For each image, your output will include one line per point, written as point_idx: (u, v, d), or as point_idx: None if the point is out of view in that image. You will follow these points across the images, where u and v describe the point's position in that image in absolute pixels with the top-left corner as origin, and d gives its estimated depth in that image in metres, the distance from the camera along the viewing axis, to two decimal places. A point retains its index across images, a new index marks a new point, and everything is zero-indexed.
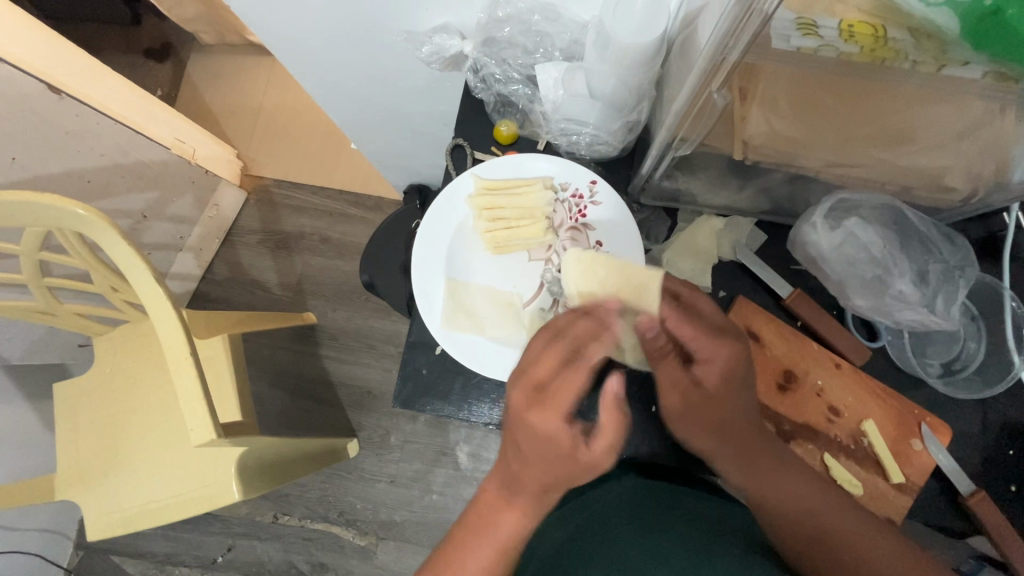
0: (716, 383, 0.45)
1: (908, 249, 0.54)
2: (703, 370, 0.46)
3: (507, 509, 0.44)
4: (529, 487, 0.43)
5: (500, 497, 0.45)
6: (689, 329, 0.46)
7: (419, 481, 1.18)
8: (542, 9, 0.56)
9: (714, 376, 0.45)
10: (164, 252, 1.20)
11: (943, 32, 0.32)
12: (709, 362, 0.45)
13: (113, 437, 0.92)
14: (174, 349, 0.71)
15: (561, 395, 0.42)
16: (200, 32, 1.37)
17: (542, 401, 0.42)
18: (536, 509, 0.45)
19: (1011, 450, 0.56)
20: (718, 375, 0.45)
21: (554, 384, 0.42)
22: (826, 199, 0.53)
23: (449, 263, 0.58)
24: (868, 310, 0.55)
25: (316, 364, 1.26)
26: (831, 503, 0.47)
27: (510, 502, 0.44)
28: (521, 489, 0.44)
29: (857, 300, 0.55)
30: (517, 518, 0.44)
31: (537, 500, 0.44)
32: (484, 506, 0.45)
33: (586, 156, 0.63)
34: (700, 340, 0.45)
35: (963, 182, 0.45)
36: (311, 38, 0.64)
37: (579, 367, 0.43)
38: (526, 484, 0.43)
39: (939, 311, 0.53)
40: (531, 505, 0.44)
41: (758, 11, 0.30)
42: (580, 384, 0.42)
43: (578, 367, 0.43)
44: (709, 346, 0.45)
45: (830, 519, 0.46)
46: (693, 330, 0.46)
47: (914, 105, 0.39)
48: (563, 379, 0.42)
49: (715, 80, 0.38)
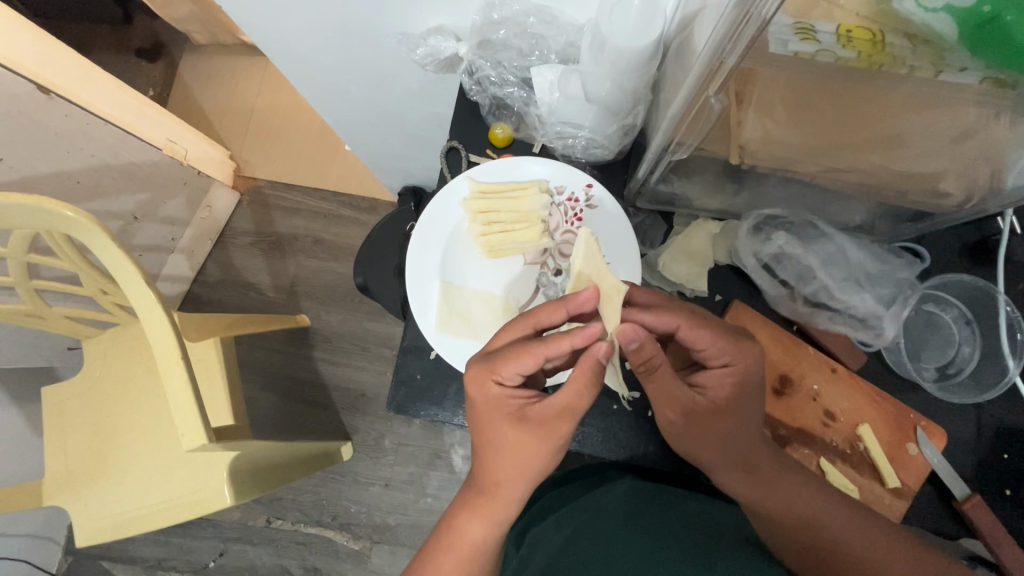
0: (729, 390, 0.46)
1: (851, 261, 0.57)
2: (718, 377, 0.46)
3: (472, 518, 0.48)
4: (489, 483, 0.47)
5: (467, 505, 0.49)
6: (709, 336, 0.44)
7: (413, 485, 1.17)
8: (537, 12, 0.55)
9: (731, 381, 0.46)
10: (154, 254, 1.18)
11: (941, 38, 0.31)
12: (726, 367, 0.46)
13: (102, 442, 0.91)
14: (166, 353, 0.70)
15: (500, 371, 0.44)
16: (192, 32, 1.36)
17: (483, 374, 0.45)
18: (499, 516, 0.48)
19: (1006, 453, 0.56)
20: (729, 387, 0.46)
21: (499, 356, 0.45)
22: (750, 216, 0.57)
23: (443, 267, 0.58)
24: (799, 318, 0.58)
25: (310, 367, 1.25)
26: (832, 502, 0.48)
27: (475, 511, 0.48)
28: (482, 489, 0.48)
29: (786, 310, 0.58)
30: (482, 527, 0.47)
31: (495, 500, 0.47)
32: (453, 519, 0.49)
33: (582, 159, 0.62)
34: (721, 344, 0.45)
35: (957, 188, 0.46)
36: (304, 38, 0.63)
37: (525, 352, 0.43)
38: (486, 482, 0.47)
39: (873, 326, 0.57)
40: (495, 511, 0.48)
41: (756, 16, 0.30)
42: (532, 358, 0.43)
43: (523, 350, 0.43)
44: (729, 349, 0.45)
45: (836, 521, 0.46)
46: (715, 334, 0.45)
47: (908, 113, 0.39)
48: (506, 354, 0.44)
49: (711, 84, 0.37)
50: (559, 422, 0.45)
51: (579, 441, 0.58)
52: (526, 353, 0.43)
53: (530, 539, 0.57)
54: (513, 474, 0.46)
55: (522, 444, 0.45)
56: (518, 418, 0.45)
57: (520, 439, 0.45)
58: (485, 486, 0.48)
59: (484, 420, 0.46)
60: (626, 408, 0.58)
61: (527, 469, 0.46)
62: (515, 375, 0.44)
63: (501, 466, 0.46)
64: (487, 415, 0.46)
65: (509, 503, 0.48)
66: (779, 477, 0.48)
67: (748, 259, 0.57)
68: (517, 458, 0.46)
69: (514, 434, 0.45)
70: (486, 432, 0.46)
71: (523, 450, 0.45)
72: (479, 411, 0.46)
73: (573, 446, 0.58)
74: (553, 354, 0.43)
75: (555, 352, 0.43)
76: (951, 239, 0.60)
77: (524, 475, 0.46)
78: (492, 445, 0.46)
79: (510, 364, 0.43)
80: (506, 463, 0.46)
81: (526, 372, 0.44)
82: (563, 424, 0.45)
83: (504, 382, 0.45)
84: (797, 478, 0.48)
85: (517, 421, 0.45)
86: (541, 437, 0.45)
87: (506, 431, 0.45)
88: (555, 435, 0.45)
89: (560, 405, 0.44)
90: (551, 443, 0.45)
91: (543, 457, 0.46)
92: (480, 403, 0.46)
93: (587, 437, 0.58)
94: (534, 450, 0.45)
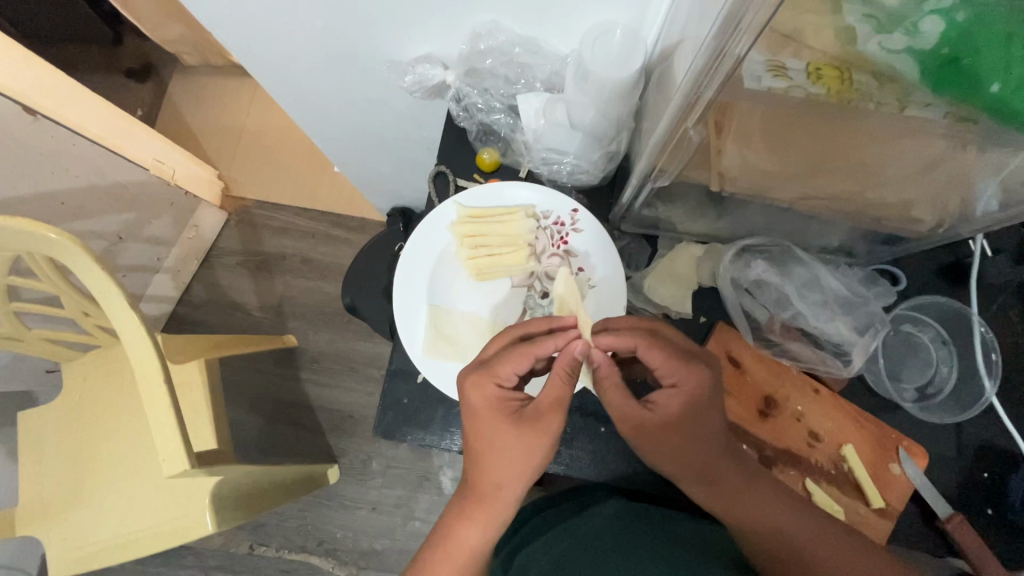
0: (677, 410, 0.46)
1: (825, 293, 0.58)
2: (667, 395, 0.46)
3: (470, 524, 0.47)
4: (487, 489, 0.47)
5: (460, 512, 0.47)
6: (660, 355, 0.46)
7: (401, 508, 1.15)
8: (523, 43, 0.57)
9: (678, 401, 0.46)
10: (138, 274, 1.17)
11: (905, 78, 0.33)
12: (675, 388, 0.46)
13: (79, 469, 0.88)
14: (148, 377, 0.68)
15: (499, 370, 0.47)
16: (182, 54, 1.37)
17: (482, 376, 0.47)
18: (496, 519, 0.47)
19: (985, 472, 0.57)
20: (680, 406, 0.46)
21: (495, 358, 0.47)
22: (731, 245, 0.58)
23: (430, 290, 0.58)
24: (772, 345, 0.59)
25: (297, 389, 1.23)
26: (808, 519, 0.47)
27: (471, 515, 0.47)
28: (479, 494, 0.47)
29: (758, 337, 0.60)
30: (478, 533, 0.46)
31: (494, 506, 0.47)
32: (449, 527, 0.47)
33: (567, 185, 0.64)
34: (670, 363, 0.46)
35: (930, 215, 0.48)
36: (294, 65, 0.64)
37: (519, 351, 0.46)
38: (485, 486, 0.47)
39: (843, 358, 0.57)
40: (493, 516, 0.47)
41: (729, 56, 0.32)
42: (524, 355, 0.46)
43: (519, 350, 0.47)
44: (678, 369, 0.46)
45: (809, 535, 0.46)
46: (665, 353, 0.46)
47: (876, 146, 0.40)
48: (503, 355, 0.47)
49: (689, 117, 0.39)
50: (554, 424, 0.46)
51: (566, 465, 0.59)
52: (521, 351, 0.46)
53: (517, 563, 0.55)
54: (511, 475, 0.46)
55: (521, 442, 0.46)
56: (515, 420, 0.46)
57: (520, 438, 0.45)
58: (484, 491, 0.47)
59: (482, 425, 0.46)
60: (613, 430, 0.59)
61: (525, 470, 0.46)
62: (512, 374, 0.47)
63: (497, 471, 0.46)
64: (485, 418, 0.46)
65: (505, 509, 0.47)
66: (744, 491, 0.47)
67: (727, 284, 0.58)
68: (516, 458, 0.46)
69: (513, 434, 0.46)
70: (485, 436, 0.46)
71: (522, 450, 0.46)
72: (476, 417, 0.46)
73: (561, 469, 0.58)
74: (541, 350, 0.47)
75: (543, 351, 0.47)
76: (927, 261, 0.61)
77: (522, 476, 0.46)
78: (489, 452, 0.46)
79: (508, 362, 0.46)
80: (504, 465, 0.46)
81: (522, 371, 0.47)
82: (557, 421, 0.46)
83: (502, 384, 0.47)
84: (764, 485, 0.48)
85: (515, 422, 0.46)
86: (538, 434, 0.46)
87: (506, 433, 0.46)
88: (548, 431, 0.46)
89: (552, 399, 0.46)
90: (546, 438, 0.46)
91: (540, 456, 0.46)
92: (480, 408, 0.46)
93: (575, 460, 0.59)
94: (529, 448, 0.46)
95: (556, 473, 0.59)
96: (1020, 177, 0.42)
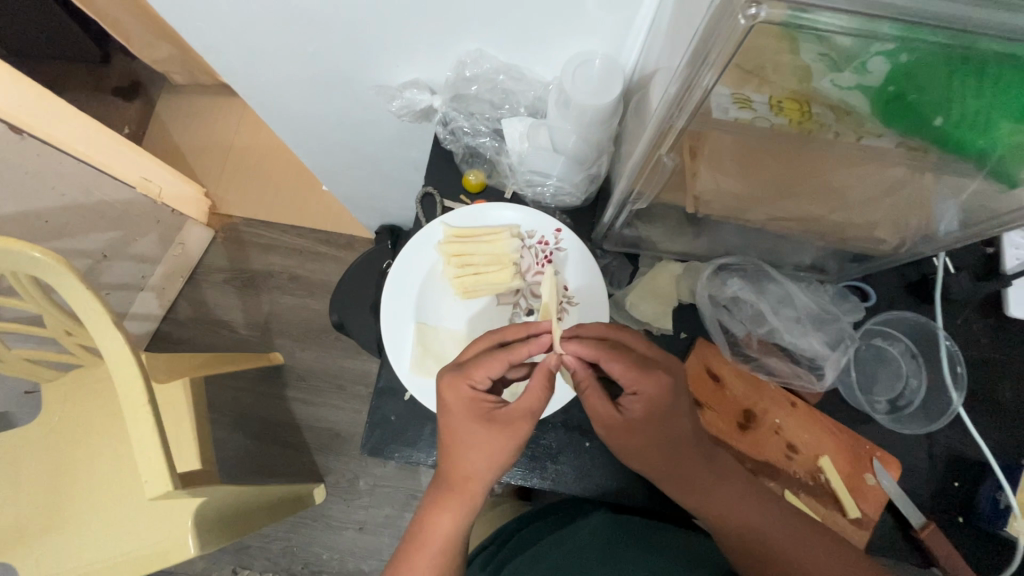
0: (641, 414, 0.48)
1: (798, 310, 0.61)
2: (631, 399, 0.48)
3: (440, 513, 0.49)
4: (457, 481, 0.49)
5: (433, 502, 0.50)
6: (619, 366, 0.47)
7: (389, 527, 1.14)
8: (506, 70, 0.59)
9: (640, 406, 0.47)
10: (122, 292, 1.16)
11: (859, 111, 0.35)
12: (636, 394, 0.48)
13: (57, 492, 0.86)
14: (132, 397, 0.68)
15: (474, 374, 0.48)
16: (170, 73, 1.38)
17: (457, 378, 0.48)
18: (465, 509, 0.49)
19: (957, 482, 0.59)
20: (643, 410, 0.47)
21: (473, 361, 0.48)
22: (707, 264, 0.61)
23: (418, 309, 0.59)
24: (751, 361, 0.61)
25: (283, 407, 1.23)
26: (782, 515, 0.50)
27: (444, 506, 0.49)
28: (451, 485, 0.49)
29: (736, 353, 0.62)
30: (449, 523, 0.48)
31: (464, 498, 0.49)
32: (424, 517, 0.49)
33: (551, 206, 0.66)
34: (628, 373, 0.46)
35: (892, 234, 0.52)
36: (284, 89, 0.65)
37: (494, 357, 0.47)
38: (455, 477, 0.49)
39: (817, 373, 0.59)
40: (464, 504, 0.49)
41: (698, 87, 0.34)
42: (499, 362, 0.47)
43: (495, 355, 0.48)
44: (636, 378, 0.46)
45: (780, 533, 0.49)
46: (623, 364, 0.46)
47: (838, 170, 0.42)
48: (480, 359, 0.48)
49: (663, 144, 0.41)
50: (524, 427, 0.47)
51: (552, 479, 0.59)
52: (496, 358, 0.47)
53: None
54: (480, 470, 0.48)
55: (491, 442, 0.47)
56: (487, 420, 0.47)
57: (490, 438, 0.47)
58: (455, 482, 0.49)
59: (455, 423, 0.48)
60: (598, 445, 0.60)
61: (494, 466, 0.48)
62: (487, 378, 0.48)
63: (468, 466, 0.48)
64: (458, 418, 0.48)
65: (475, 498, 0.49)
66: (714, 491, 0.50)
67: (705, 301, 0.60)
68: (485, 456, 0.48)
69: (483, 433, 0.47)
70: (458, 433, 0.48)
71: (491, 448, 0.47)
72: (450, 415, 0.48)
73: (547, 484, 0.59)
74: (517, 358, 0.47)
75: (518, 358, 0.48)
76: (894, 277, 0.64)
77: (491, 471, 0.48)
78: (461, 447, 0.48)
79: (483, 366, 0.48)
80: (474, 460, 0.48)
81: (496, 375, 0.48)
82: (527, 427, 0.48)
83: (477, 387, 0.48)
84: (736, 490, 0.50)
85: (486, 422, 0.47)
86: (508, 436, 0.47)
87: (478, 431, 0.47)
88: (519, 435, 0.48)
89: (522, 409, 0.47)
90: (516, 441, 0.48)
91: (508, 455, 0.48)
92: (454, 408, 0.48)
93: (560, 474, 0.59)
94: (499, 448, 0.48)
95: (542, 488, 0.59)
96: (976, 199, 0.44)
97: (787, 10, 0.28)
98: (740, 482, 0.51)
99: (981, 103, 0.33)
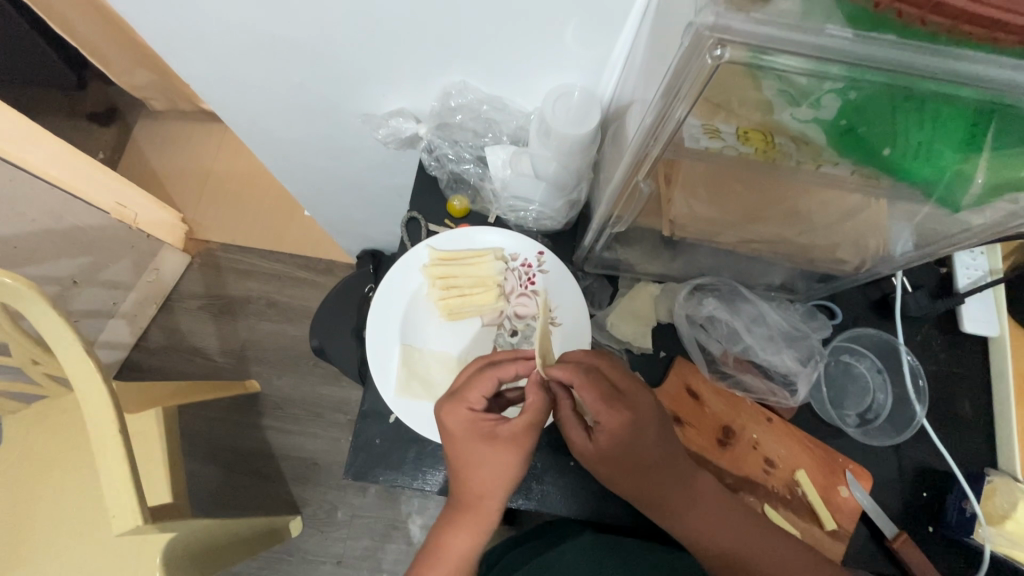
0: (607, 444, 0.48)
1: (769, 329, 0.63)
2: (597, 429, 0.49)
3: (458, 532, 0.49)
4: (471, 501, 0.49)
5: (450, 523, 0.50)
6: (589, 396, 0.47)
7: (368, 560, 1.11)
8: (489, 100, 0.62)
9: (605, 437, 0.48)
10: (92, 320, 1.13)
11: (816, 141, 0.38)
12: (599, 425, 0.48)
13: (14, 532, 0.82)
14: (101, 428, 0.66)
15: (469, 396, 0.49)
16: (149, 99, 1.38)
17: (455, 404, 0.49)
18: (482, 526, 0.49)
19: (924, 492, 0.61)
20: (610, 441, 0.48)
21: (465, 384, 0.50)
22: (684, 284, 0.63)
23: (404, 331, 0.60)
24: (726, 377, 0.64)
25: (257, 436, 1.20)
26: (754, 528, 0.52)
27: (460, 526, 0.49)
28: (465, 504, 0.49)
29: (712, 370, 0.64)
30: (467, 539, 0.49)
31: (480, 516, 0.49)
32: (439, 540, 0.50)
33: (534, 230, 0.68)
34: (596, 404, 0.47)
35: (852, 255, 0.55)
36: (270, 116, 0.67)
37: (484, 376, 0.49)
38: (468, 497, 0.49)
39: (790, 389, 0.62)
40: (480, 522, 0.49)
41: (671, 119, 0.37)
42: (490, 379, 0.49)
43: (484, 373, 0.50)
44: (600, 410, 0.47)
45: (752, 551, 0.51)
46: (592, 394, 0.47)
47: (801, 195, 0.45)
48: (472, 380, 0.50)
49: (640, 172, 0.44)
50: (525, 436, 0.49)
51: (538, 499, 0.60)
52: (486, 375, 0.49)
53: None
54: (492, 486, 0.49)
55: (497, 459, 0.48)
56: (491, 438, 0.48)
57: (498, 455, 0.48)
58: (468, 501, 0.49)
59: (458, 446, 0.48)
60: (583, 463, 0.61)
61: (504, 481, 0.48)
62: (481, 398, 0.49)
63: (479, 485, 0.48)
64: (461, 441, 0.48)
65: (490, 514, 0.49)
66: (684, 514, 0.51)
67: (682, 320, 0.62)
68: (493, 472, 0.48)
69: (489, 451, 0.48)
70: (462, 456, 0.48)
71: (499, 462, 0.48)
72: (452, 440, 0.49)
73: (533, 504, 0.59)
74: (505, 376, 0.50)
75: (507, 375, 0.50)
76: (858, 296, 0.68)
77: (502, 484, 0.49)
78: (468, 469, 0.48)
79: (476, 386, 0.49)
80: (483, 478, 0.48)
81: (490, 393, 0.50)
82: (530, 438, 0.49)
83: (474, 408, 0.49)
84: (708, 512, 0.52)
85: (490, 440, 0.48)
86: (514, 450, 0.48)
87: (482, 452, 0.48)
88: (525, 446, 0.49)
89: (524, 422, 0.48)
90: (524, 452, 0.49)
91: (517, 466, 0.49)
92: (455, 432, 0.48)
93: (546, 494, 0.60)
94: (508, 463, 0.48)
95: (528, 509, 0.60)
96: (926, 222, 0.48)
97: (747, 51, 0.31)
98: (714, 501, 0.52)
99: (924, 136, 0.36)
